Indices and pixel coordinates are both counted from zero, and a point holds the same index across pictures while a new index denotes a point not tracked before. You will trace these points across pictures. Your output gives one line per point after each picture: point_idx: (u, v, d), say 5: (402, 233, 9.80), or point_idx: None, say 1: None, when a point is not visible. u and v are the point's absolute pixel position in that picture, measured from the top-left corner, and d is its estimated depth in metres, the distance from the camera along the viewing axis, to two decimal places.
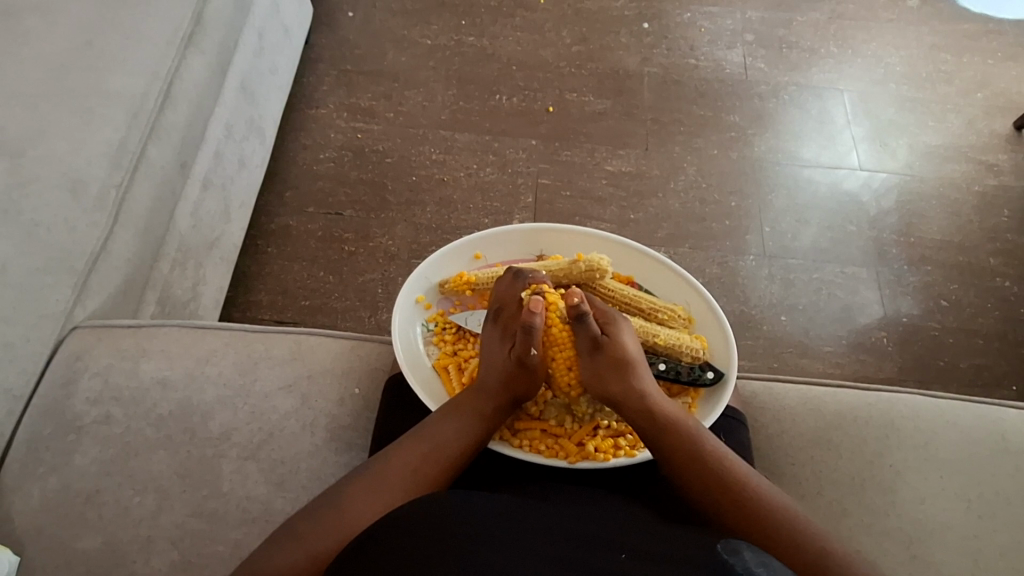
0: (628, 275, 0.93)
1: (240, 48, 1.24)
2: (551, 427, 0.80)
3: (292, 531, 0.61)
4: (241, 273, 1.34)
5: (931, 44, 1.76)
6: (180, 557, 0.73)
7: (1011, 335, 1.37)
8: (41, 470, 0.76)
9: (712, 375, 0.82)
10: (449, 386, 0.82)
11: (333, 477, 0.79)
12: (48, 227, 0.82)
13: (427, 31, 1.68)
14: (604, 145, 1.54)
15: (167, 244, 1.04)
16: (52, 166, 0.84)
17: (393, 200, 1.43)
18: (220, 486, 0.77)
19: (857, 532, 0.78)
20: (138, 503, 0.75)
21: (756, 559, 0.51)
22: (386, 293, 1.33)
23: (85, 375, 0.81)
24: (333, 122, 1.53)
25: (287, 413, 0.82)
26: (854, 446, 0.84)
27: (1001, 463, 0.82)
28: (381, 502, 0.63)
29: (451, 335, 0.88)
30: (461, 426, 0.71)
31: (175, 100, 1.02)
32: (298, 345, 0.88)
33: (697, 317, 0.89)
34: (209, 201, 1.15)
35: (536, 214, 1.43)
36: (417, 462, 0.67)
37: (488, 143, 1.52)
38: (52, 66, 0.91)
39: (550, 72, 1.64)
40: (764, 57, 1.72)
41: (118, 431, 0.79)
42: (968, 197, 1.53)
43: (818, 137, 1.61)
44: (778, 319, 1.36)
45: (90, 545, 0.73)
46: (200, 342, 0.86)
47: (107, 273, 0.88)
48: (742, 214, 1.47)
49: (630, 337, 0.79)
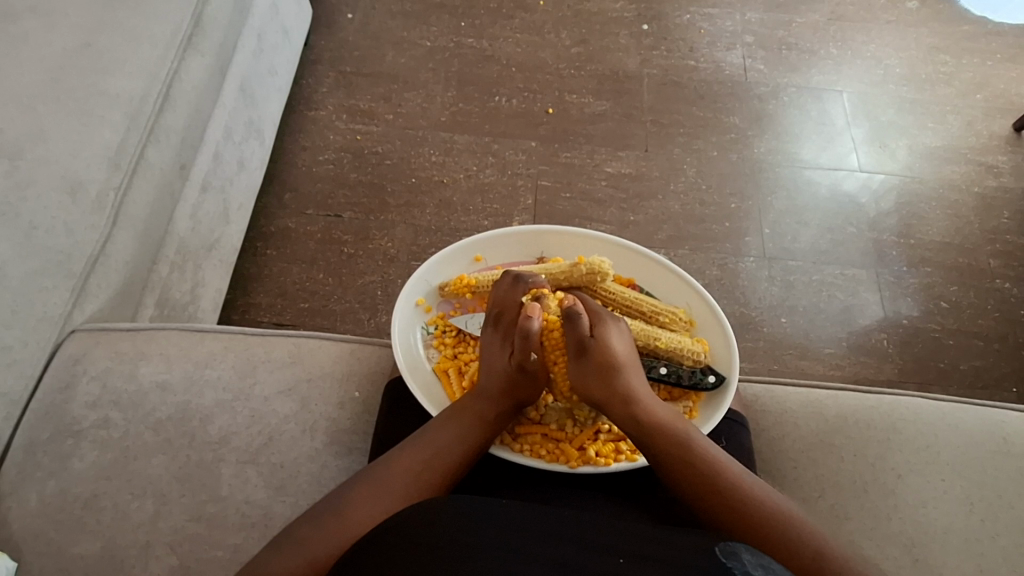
0: (629, 278, 0.93)
1: (239, 50, 1.24)
2: (551, 431, 0.79)
3: (292, 537, 0.61)
4: (240, 276, 1.33)
5: (931, 45, 1.76)
6: (179, 562, 0.72)
7: (1012, 337, 1.37)
8: (39, 474, 0.75)
9: (714, 379, 0.81)
10: (449, 390, 0.82)
11: (333, 481, 0.79)
12: (46, 228, 0.81)
13: (427, 33, 1.68)
14: (604, 146, 1.54)
15: (166, 245, 1.03)
16: (50, 167, 0.84)
17: (393, 202, 1.43)
18: (219, 490, 0.76)
19: (859, 536, 0.78)
20: (137, 507, 0.74)
21: (754, 561, 0.51)
22: (386, 295, 1.32)
23: (84, 379, 0.81)
24: (333, 123, 1.53)
25: (286, 417, 0.82)
26: (856, 449, 0.83)
27: (1003, 466, 0.82)
28: (381, 508, 0.63)
29: (451, 338, 0.88)
30: (461, 432, 0.71)
31: (175, 101, 1.02)
32: (298, 348, 0.88)
33: (698, 320, 0.88)
34: (207, 203, 1.15)
35: (536, 215, 1.43)
36: (417, 468, 0.67)
37: (487, 145, 1.52)
38: (50, 68, 0.90)
39: (549, 74, 1.64)
40: (763, 59, 1.72)
41: (116, 435, 0.78)
42: (968, 198, 1.53)
43: (817, 138, 1.61)
44: (778, 321, 1.36)
45: (88, 550, 0.72)
46: (199, 345, 0.86)
47: (104, 276, 0.88)
48: (742, 216, 1.47)
49: (628, 344, 0.78)
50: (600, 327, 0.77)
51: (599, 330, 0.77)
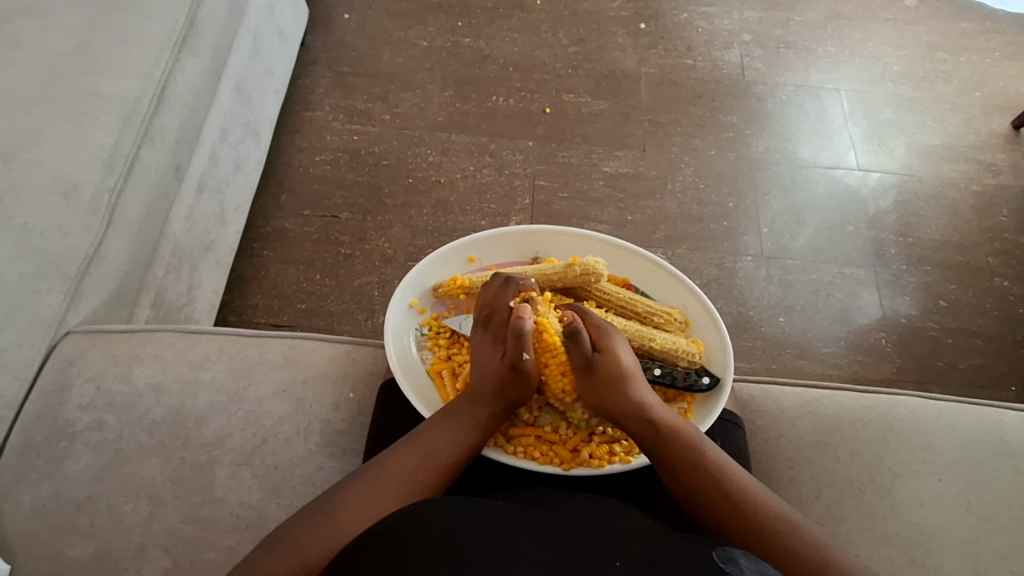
0: (624, 278, 0.92)
1: (235, 51, 1.24)
2: (546, 434, 0.79)
3: (284, 538, 0.61)
4: (237, 277, 1.33)
5: (929, 43, 1.76)
6: (173, 565, 0.72)
7: (1011, 335, 1.37)
8: (33, 477, 0.75)
9: (709, 379, 0.81)
10: (443, 392, 0.82)
11: (327, 482, 0.78)
12: (41, 230, 0.81)
13: (424, 32, 1.68)
14: (601, 146, 1.53)
15: (161, 248, 1.03)
16: (44, 170, 0.83)
17: (390, 202, 1.43)
18: (213, 492, 0.76)
19: (855, 536, 0.77)
20: (131, 510, 0.74)
21: (752, 566, 0.51)
22: (383, 296, 1.32)
23: (78, 381, 0.81)
24: (329, 124, 1.53)
25: (281, 419, 0.82)
26: (853, 449, 0.83)
27: (1000, 465, 0.82)
28: (374, 511, 0.63)
29: (445, 339, 0.87)
30: (456, 433, 0.71)
31: (170, 103, 1.02)
32: (293, 350, 0.88)
33: (693, 320, 0.88)
34: (204, 203, 1.15)
35: (533, 215, 1.43)
36: (411, 470, 0.66)
37: (485, 145, 1.51)
38: (45, 69, 0.90)
39: (547, 73, 1.64)
40: (761, 57, 1.72)
41: (111, 437, 0.78)
42: (966, 197, 1.52)
43: (815, 137, 1.60)
44: (776, 320, 1.36)
45: (82, 553, 0.72)
46: (193, 347, 0.86)
47: (99, 279, 0.88)
48: (740, 215, 1.47)
49: (623, 347, 0.77)
50: (609, 338, 0.77)
51: (607, 338, 0.77)
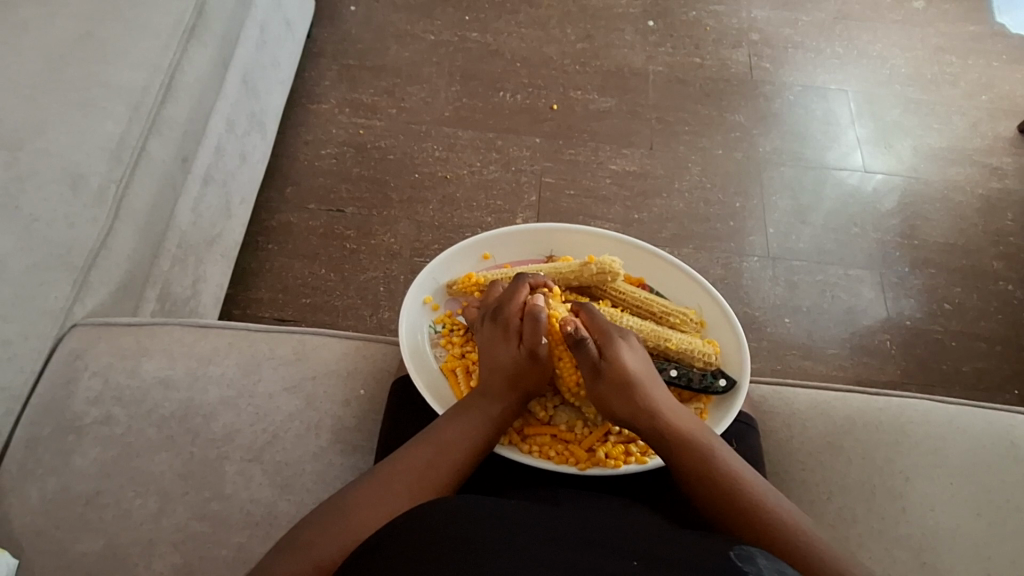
0: (639, 277, 0.92)
1: (242, 42, 1.23)
2: (561, 433, 0.78)
3: (297, 539, 0.60)
4: (241, 270, 1.32)
5: (937, 45, 1.76)
6: (183, 561, 0.71)
7: (1015, 339, 1.37)
8: (40, 471, 0.74)
9: (724, 382, 0.80)
10: (457, 390, 0.81)
11: (339, 480, 0.78)
12: (46, 221, 0.81)
13: (431, 26, 1.67)
14: (609, 144, 1.53)
15: (168, 240, 1.02)
16: (50, 159, 0.83)
17: (396, 197, 1.42)
18: (223, 488, 0.75)
19: (867, 538, 0.77)
20: (140, 505, 0.73)
21: (771, 566, 0.50)
22: (388, 292, 1.31)
23: (85, 374, 0.80)
24: (335, 117, 1.52)
25: (291, 415, 0.81)
26: (865, 451, 0.83)
27: (1010, 469, 0.82)
28: (387, 507, 0.62)
29: (459, 337, 0.86)
30: (469, 429, 0.70)
31: (178, 94, 1.00)
32: (302, 346, 0.87)
33: (709, 321, 0.88)
34: (210, 196, 1.14)
35: (540, 213, 1.42)
36: (422, 467, 0.66)
37: (492, 141, 1.51)
38: (53, 55, 0.90)
39: (554, 70, 1.63)
40: (770, 57, 1.71)
41: (119, 431, 0.77)
42: (972, 200, 1.52)
43: (821, 137, 1.60)
44: (781, 321, 1.36)
45: (89, 548, 0.71)
46: (202, 342, 0.85)
47: (107, 271, 0.86)
48: (746, 215, 1.47)
49: (626, 344, 0.76)
50: (614, 341, 0.76)
51: (615, 343, 0.75)
